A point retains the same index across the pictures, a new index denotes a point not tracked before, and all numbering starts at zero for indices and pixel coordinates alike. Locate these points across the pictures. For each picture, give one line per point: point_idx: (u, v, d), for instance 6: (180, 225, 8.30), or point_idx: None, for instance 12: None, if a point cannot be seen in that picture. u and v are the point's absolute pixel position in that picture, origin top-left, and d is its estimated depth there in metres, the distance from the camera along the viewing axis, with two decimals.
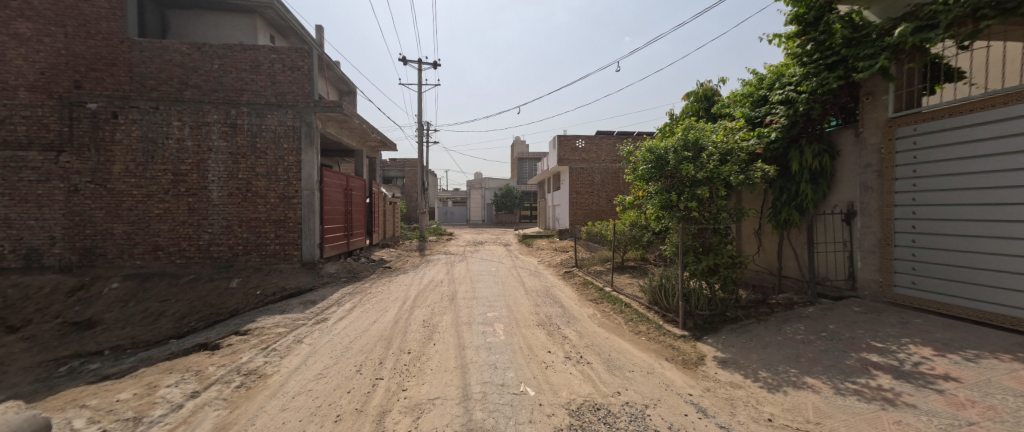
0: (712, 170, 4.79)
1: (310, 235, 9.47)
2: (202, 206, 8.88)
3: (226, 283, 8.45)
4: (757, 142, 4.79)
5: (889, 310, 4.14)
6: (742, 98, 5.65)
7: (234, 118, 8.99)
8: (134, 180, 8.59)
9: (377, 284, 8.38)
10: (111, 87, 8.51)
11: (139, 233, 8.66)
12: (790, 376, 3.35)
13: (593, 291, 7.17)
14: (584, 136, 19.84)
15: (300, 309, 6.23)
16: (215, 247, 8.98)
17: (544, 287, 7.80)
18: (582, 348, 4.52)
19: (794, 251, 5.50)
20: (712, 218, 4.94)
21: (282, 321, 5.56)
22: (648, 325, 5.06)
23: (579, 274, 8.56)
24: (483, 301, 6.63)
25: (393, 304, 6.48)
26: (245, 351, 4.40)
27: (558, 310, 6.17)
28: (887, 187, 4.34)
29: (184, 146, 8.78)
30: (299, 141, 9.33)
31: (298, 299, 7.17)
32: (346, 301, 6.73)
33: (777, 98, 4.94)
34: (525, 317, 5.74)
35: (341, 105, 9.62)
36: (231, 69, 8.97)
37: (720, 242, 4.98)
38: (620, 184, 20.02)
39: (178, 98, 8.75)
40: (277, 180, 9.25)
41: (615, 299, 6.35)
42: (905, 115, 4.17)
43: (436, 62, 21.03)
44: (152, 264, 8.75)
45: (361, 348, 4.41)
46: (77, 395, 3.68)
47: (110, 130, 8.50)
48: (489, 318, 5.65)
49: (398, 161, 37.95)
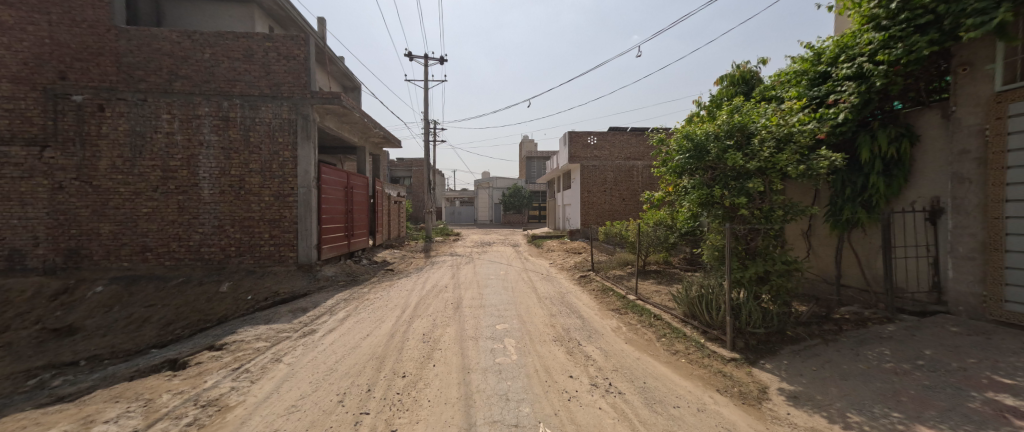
0: (766, 158, 3.97)
1: (306, 235, 8.86)
2: (193, 205, 8.34)
3: (216, 287, 7.88)
4: (822, 125, 3.96)
5: (1002, 332, 3.28)
6: (795, 77, 4.84)
7: (227, 110, 8.44)
8: (122, 177, 8.09)
9: (376, 289, 7.69)
10: (97, 78, 8.01)
11: (127, 233, 8.16)
12: (892, 424, 2.51)
13: (614, 299, 6.39)
14: (596, 133, 18.98)
15: (287, 318, 5.60)
16: (206, 248, 8.44)
17: (558, 294, 7.05)
18: (610, 372, 3.76)
19: (858, 256, 4.68)
20: (763, 217, 4.14)
21: (264, 333, 4.92)
22: (686, 343, 4.25)
23: (596, 280, 7.76)
24: (491, 310, 5.90)
25: (390, 313, 5.79)
26: (213, 373, 3.74)
27: (576, 322, 5.42)
28: (994, 178, 3.44)
29: (173, 140, 8.26)
30: (295, 135, 8.73)
31: (288, 306, 6.51)
32: (340, 309, 6.08)
33: (845, 73, 4.09)
34: (539, 331, 5.01)
35: (340, 96, 9.00)
36: (224, 59, 8.41)
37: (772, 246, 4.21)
38: (634, 183, 19.09)
39: (167, 89, 8.22)
40: (271, 177, 8.66)
41: (641, 310, 5.56)
42: (1020, 87, 3.26)
43: (444, 59, 20.73)
44: (140, 267, 8.24)
45: (347, 371, 3.72)
46: (6, 429, 3.08)
47: (95, 124, 8.00)
48: (498, 332, 4.92)
49: (406, 161, 37.63)
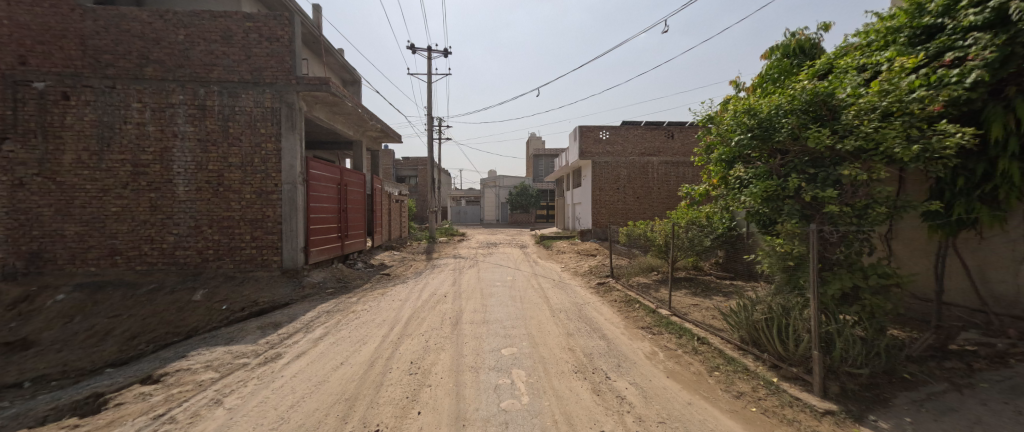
0: (867, 135, 2.92)
1: (292, 236, 7.96)
2: (166, 203, 7.53)
3: (189, 296, 7.05)
4: (945, 91, 2.88)
5: None
6: (885, 37, 3.75)
7: (203, 98, 7.61)
8: (88, 173, 7.31)
9: (366, 299, 6.77)
10: (60, 62, 7.23)
11: (94, 235, 7.37)
12: None
13: (643, 314, 5.38)
14: (608, 127, 17.89)
15: (254, 337, 4.70)
16: (181, 252, 7.62)
17: (574, 306, 6.06)
18: (655, 427, 2.74)
19: (977, 268, 3.61)
20: (853, 216, 3.12)
21: (219, 359, 4.02)
22: (752, 381, 3.21)
23: (617, 290, 6.73)
24: (497, 328, 4.94)
25: (377, 331, 4.86)
26: (125, 424, 2.81)
27: (600, 344, 4.43)
28: None
29: (145, 132, 7.45)
30: (278, 126, 7.87)
31: (259, 319, 5.59)
32: (318, 325, 5.16)
33: (974, 19, 3.00)
34: (556, 359, 4.01)
35: (329, 82, 8.10)
36: (200, 41, 7.57)
37: (855, 251, 3.29)
38: (649, 180, 17.90)
39: (137, 75, 7.42)
40: (253, 172, 7.81)
41: (679, 330, 4.54)
42: None
43: (447, 51, 20.00)
44: (108, 272, 7.43)
45: (301, 423, 2.75)
46: None
47: (59, 114, 7.22)
48: (505, 359, 3.94)
49: (412, 160, 37.00)
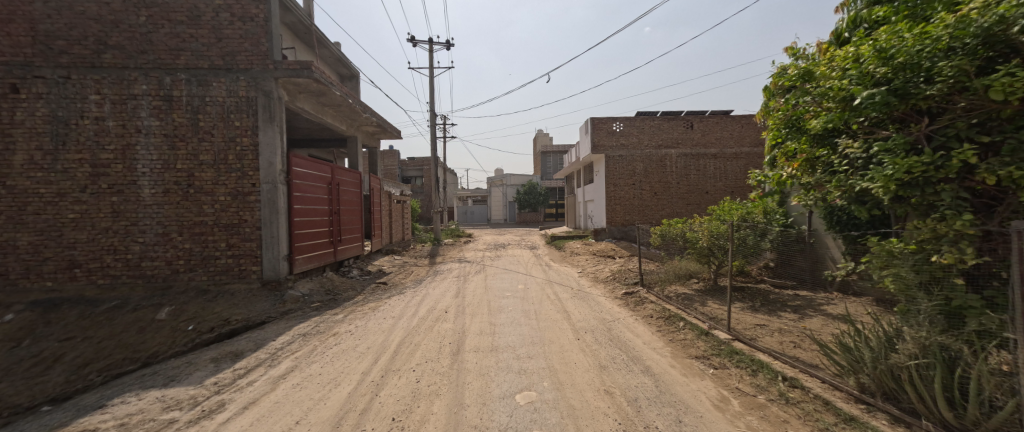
0: None
1: (272, 243, 7.02)
2: (129, 208, 6.64)
3: (152, 314, 6.10)
4: None
5: None
6: None
7: (169, 88, 6.69)
8: (41, 175, 6.45)
9: (354, 316, 5.77)
10: (8, 50, 6.37)
11: (49, 245, 6.51)
12: None
13: (692, 336, 4.29)
14: (622, 118, 16.69)
15: (203, 375, 3.73)
16: (148, 263, 6.74)
17: (601, 324, 4.99)
18: None
19: None
20: None
21: (141, 414, 3.02)
22: None
23: (651, 302, 5.64)
24: (512, 359, 3.87)
25: (360, 364, 3.85)
26: None
27: (646, 383, 3.34)
28: None
29: (104, 127, 6.57)
30: (255, 117, 6.92)
31: (220, 347, 4.60)
32: (287, 356, 4.15)
33: None
34: (589, 410, 2.92)
35: (310, 67, 7.08)
36: (163, 22, 6.68)
37: None
38: (668, 174, 16.61)
39: (95, 63, 6.54)
40: (227, 170, 6.87)
41: (748, 364, 3.43)
42: None
43: (449, 43, 18.99)
44: (67, 287, 6.57)
45: None
46: None
47: (7, 108, 6.37)
48: (523, 414, 2.84)
49: (416, 160, 36.09)
